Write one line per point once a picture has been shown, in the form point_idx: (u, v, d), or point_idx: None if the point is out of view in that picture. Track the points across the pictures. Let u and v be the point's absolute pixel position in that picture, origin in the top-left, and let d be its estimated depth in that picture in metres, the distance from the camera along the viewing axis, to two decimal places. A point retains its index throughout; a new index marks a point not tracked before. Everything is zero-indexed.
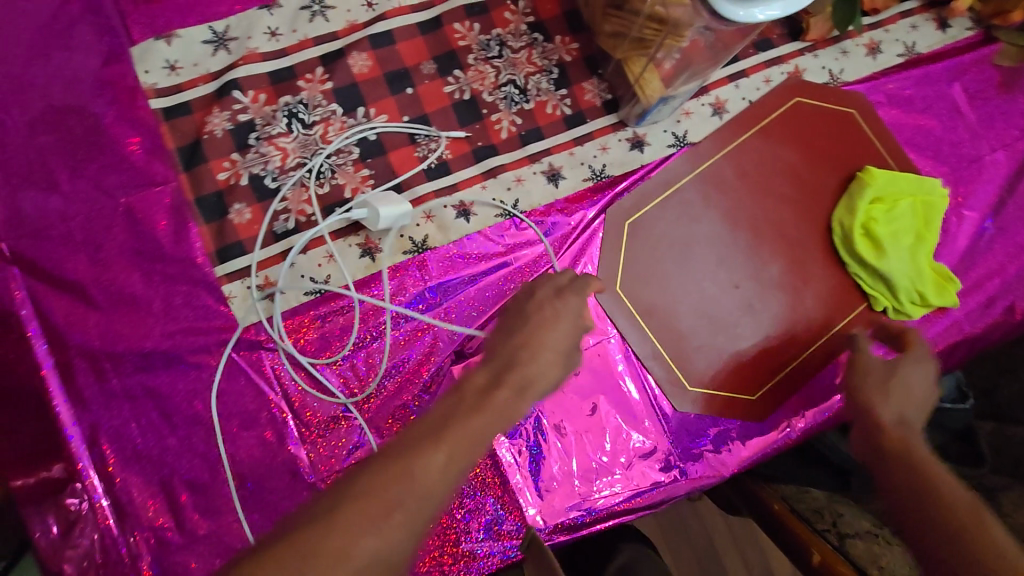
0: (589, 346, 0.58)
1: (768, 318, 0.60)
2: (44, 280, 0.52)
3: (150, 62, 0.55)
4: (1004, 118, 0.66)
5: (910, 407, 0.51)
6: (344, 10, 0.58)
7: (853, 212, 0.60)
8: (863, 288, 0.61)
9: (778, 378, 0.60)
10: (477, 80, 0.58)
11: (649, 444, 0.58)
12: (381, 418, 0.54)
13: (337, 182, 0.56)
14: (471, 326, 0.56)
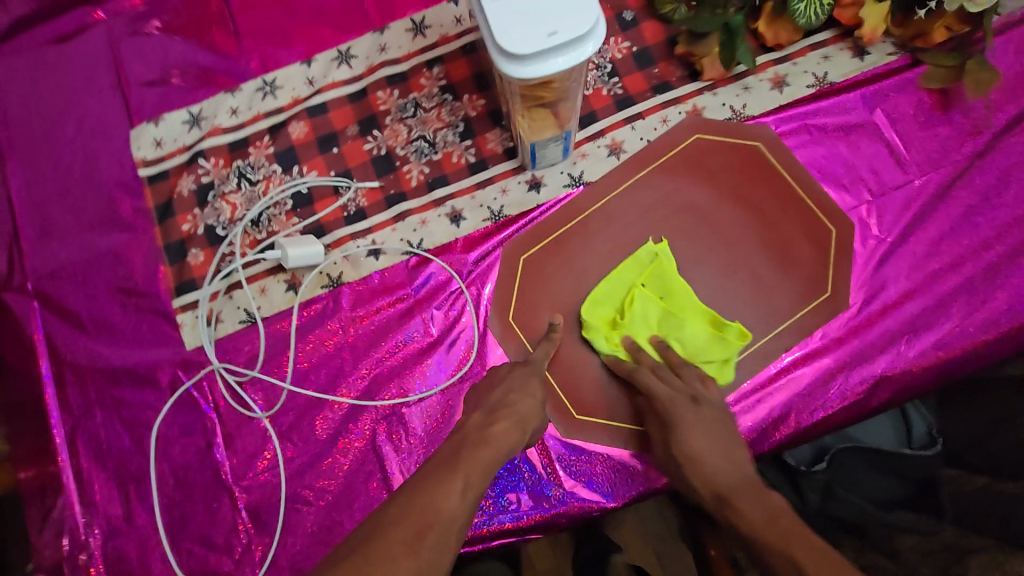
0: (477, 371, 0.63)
1: None
2: (53, 312, 0.67)
3: (143, 140, 0.70)
4: (929, 145, 0.63)
5: (722, 474, 0.49)
6: (291, 88, 0.71)
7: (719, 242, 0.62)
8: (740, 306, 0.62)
9: None
10: (392, 137, 0.68)
11: (534, 468, 0.60)
12: (291, 432, 0.63)
13: (273, 229, 0.67)
14: (371, 352, 0.63)
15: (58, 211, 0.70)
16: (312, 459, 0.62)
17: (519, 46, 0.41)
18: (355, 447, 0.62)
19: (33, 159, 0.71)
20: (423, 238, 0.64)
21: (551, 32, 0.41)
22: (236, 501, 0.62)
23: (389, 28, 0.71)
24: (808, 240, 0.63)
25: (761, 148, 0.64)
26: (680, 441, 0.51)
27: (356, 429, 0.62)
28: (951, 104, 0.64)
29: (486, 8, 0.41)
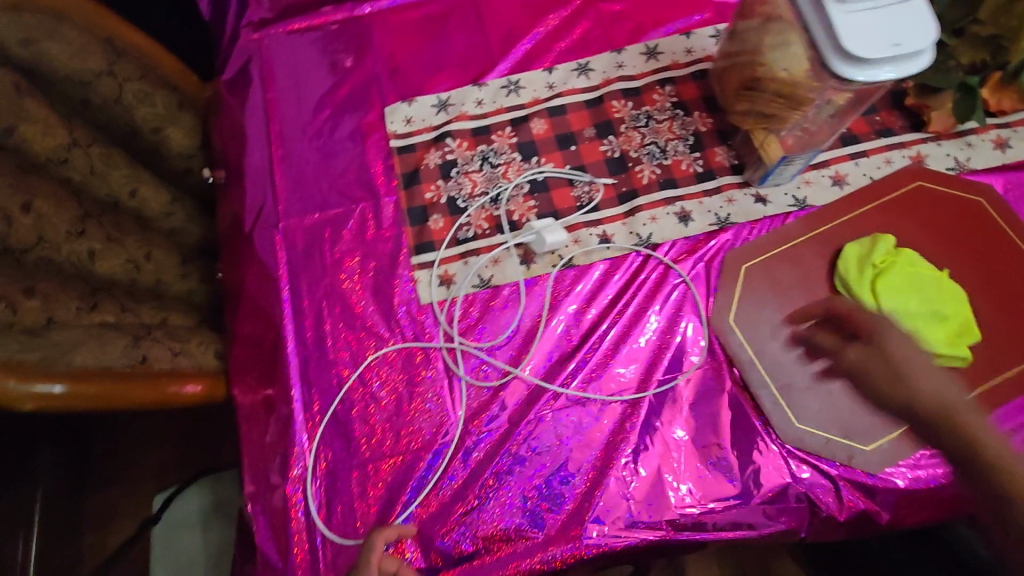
0: (700, 364, 0.63)
1: None
2: (297, 250, 0.72)
3: (396, 117, 0.78)
4: None
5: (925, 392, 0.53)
6: (532, 89, 0.78)
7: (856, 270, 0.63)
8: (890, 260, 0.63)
9: (896, 435, 0.60)
10: (626, 142, 0.73)
11: (755, 463, 0.60)
12: (513, 397, 0.64)
13: (510, 208, 0.72)
14: (596, 331, 0.66)
15: (310, 165, 0.77)
16: (526, 427, 0.62)
17: (873, 53, 0.48)
18: (572, 424, 0.62)
19: (294, 117, 0.80)
20: (653, 232, 0.69)
21: (896, 44, 0.49)
22: (451, 454, 0.62)
23: (626, 50, 0.79)
24: None
25: (982, 203, 0.67)
26: (882, 343, 0.55)
27: (575, 406, 0.63)
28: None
29: (841, 17, 0.49)
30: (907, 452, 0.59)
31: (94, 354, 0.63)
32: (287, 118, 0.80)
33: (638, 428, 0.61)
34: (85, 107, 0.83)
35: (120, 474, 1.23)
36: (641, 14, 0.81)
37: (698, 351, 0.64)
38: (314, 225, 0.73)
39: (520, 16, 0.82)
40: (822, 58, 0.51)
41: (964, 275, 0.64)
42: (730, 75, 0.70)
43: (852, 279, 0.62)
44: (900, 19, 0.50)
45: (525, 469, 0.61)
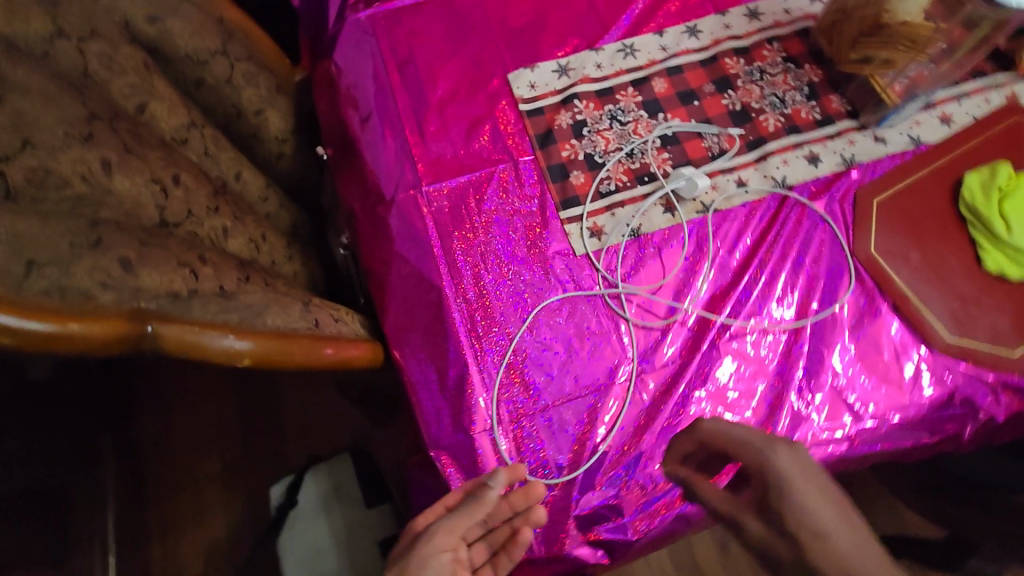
0: (846, 294, 0.68)
1: (1014, 289, 0.68)
2: (444, 210, 0.74)
3: (520, 82, 0.81)
4: None
5: (1018, 299, 0.67)
6: (647, 52, 0.82)
7: (981, 189, 0.69)
8: (1011, 182, 0.69)
9: None
10: (746, 95, 0.78)
11: (904, 383, 0.65)
12: (673, 338, 0.67)
13: (646, 160, 0.75)
14: (737, 275, 0.70)
15: (443, 131, 0.79)
16: (691, 366, 0.66)
17: None
18: (731, 363, 0.66)
19: (417, 86, 0.81)
20: (788, 174, 0.73)
21: None
22: (628, 393, 0.65)
23: (730, 12, 0.83)
24: None
25: None
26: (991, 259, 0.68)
27: (734, 344, 0.67)
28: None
29: None
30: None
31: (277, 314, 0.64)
32: (410, 88, 0.81)
33: (795, 358, 0.66)
34: (198, 87, 0.81)
35: (180, 484, 1.23)
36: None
37: (841, 284, 0.69)
38: (455, 187, 0.75)
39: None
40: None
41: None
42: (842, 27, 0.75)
43: (980, 207, 0.69)
44: None
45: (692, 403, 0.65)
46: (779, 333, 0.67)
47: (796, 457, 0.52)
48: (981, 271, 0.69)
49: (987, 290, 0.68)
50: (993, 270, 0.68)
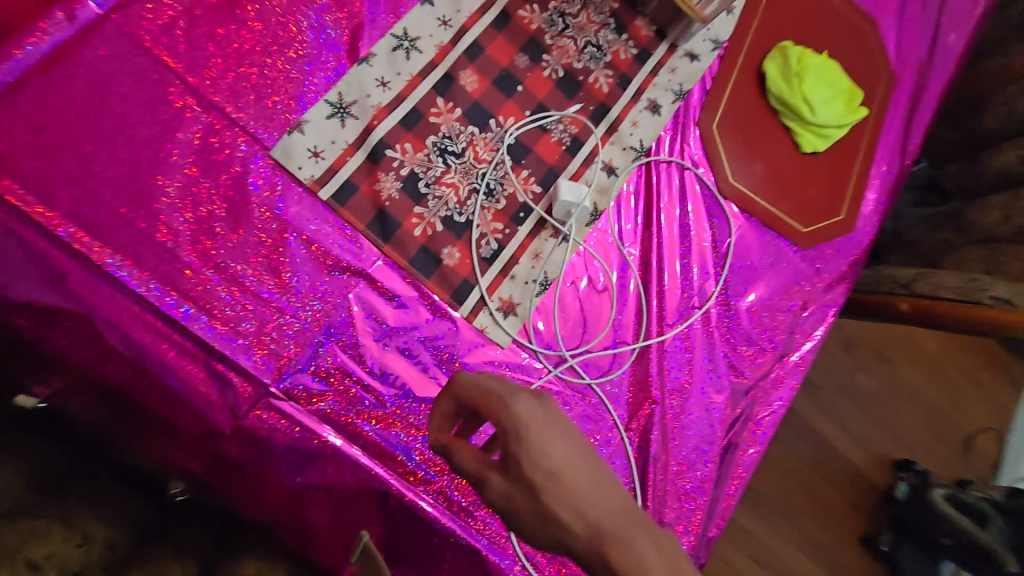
0: (732, 239, 0.70)
1: (827, 158, 0.77)
2: (326, 396, 0.52)
3: (296, 157, 0.54)
4: None
5: (830, 165, 0.77)
6: (429, 36, 0.60)
7: (778, 74, 0.74)
8: (797, 59, 0.74)
9: (852, 194, 0.78)
10: (564, 55, 0.65)
11: (794, 290, 0.73)
12: (635, 370, 0.64)
13: (509, 192, 0.61)
14: (649, 273, 0.65)
15: (240, 284, 0.52)
16: (662, 389, 0.64)
17: None
18: (686, 364, 0.65)
19: (145, 235, 0.50)
20: (642, 137, 0.67)
21: None
22: (629, 453, 0.62)
23: None
24: (865, 46, 0.82)
25: None
26: (805, 140, 0.75)
27: (681, 344, 0.66)
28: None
29: None
30: (860, 201, 0.78)
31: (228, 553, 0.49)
32: (138, 241, 0.50)
33: (723, 324, 0.68)
34: None
35: None
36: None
37: (726, 231, 0.70)
38: (316, 357, 0.52)
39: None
40: None
41: (836, 48, 0.79)
42: None
43: (787, 96, 0.73)
44: None
45: (678, 423, 0.64)
46: (708, 310, 0.67)
47: (529, 421, 0.40)
48: (802, 155, 0.76)
49: (812, 167, 0.76)
50: (810, 150, 0.75)
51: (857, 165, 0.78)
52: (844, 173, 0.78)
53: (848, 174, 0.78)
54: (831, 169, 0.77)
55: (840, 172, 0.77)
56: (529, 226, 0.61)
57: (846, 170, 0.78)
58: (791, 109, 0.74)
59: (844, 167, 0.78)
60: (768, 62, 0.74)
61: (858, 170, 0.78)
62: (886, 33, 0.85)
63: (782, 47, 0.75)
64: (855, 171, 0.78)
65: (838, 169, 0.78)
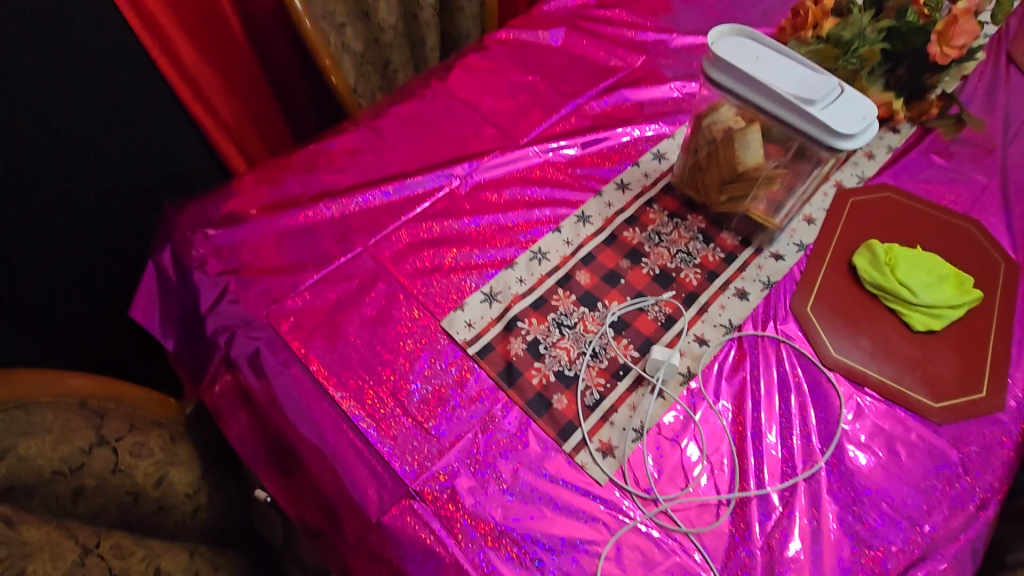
0: (838, 406, 0.71)
1: (947, 336, 0.77)
2: (448, 503, 0.64)
3: (457, 325, 0.78)
4: (974, 161, 0.97)
5: (953, 342, 0.77)
6: (556, 251, 0.86)
7: (868, 263, 0.82)
8: (885, 251, 0.83)
9: (989, 372, 0.74)
10: (659, 258, 0.85)
11: (932, 468, 0.68)
12: (737, 527, 0.64)
13: (612, 355, 0.75)
14: (748, 432, 0.70)
15: (404, 409, 0.71)
16: (767, 553, 0.62)
17: (854, 127, 0.67)
18: (795, 529, 0.64)
19: (352, 371, 0.74)
20: (732, 316, 0.79)
21: (864, 117, 0.68)
22: None
23: (604, 191, 0.93)
24: (972, 239, 0.87)
25: (895, 192, 0.93)
26: (914, 319, 0.78)
27: (787, 506, 0.65)
28: (965, 137, 1.01)
29: (818, 112, 0.68)
30: (1004, 380, 0.74)
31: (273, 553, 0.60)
32: (348, 374, 0.74)
33: (839, 491, 0.66)
34: (77, 500, 0.66)
35: None
36: (596, 158, 0.98)
37: (831, 398, 0.72)
38: (448, 468, 0.66)
39: (504, 193, 0.93)
40: (818, 140, 0.69)
41: (929, 244, 0.86)
42: (703, 178, 0.87)
43: (882, 282, 0.80)
44: (848, 107, 0.69)
45: None
46: (816, 475, 0.67)
47: None
48: (913, 333, 0.77)
49: (929, 345, 0.76)
50: (923, 328, 0.77)
51: (986, 343, 0.77)
52: (972, 350, 0.76)
53: (979, 352, 0.76)
54: (955, 346, 0.76)
55: (967, 350, 0.76)
56: (628, 381, 0.73)
57: (974, 349, 0.76)
58: (887, 293, 0.79)
59: (971, 345, 0.76)
60: (857, 255, 0.84)
61: (989, 348, 0.76)
62: (992, 228, 0.89)
63: (868, 243, 0.85)
64: (985, 349, 0.76)
65: (964, 347, 0.76)
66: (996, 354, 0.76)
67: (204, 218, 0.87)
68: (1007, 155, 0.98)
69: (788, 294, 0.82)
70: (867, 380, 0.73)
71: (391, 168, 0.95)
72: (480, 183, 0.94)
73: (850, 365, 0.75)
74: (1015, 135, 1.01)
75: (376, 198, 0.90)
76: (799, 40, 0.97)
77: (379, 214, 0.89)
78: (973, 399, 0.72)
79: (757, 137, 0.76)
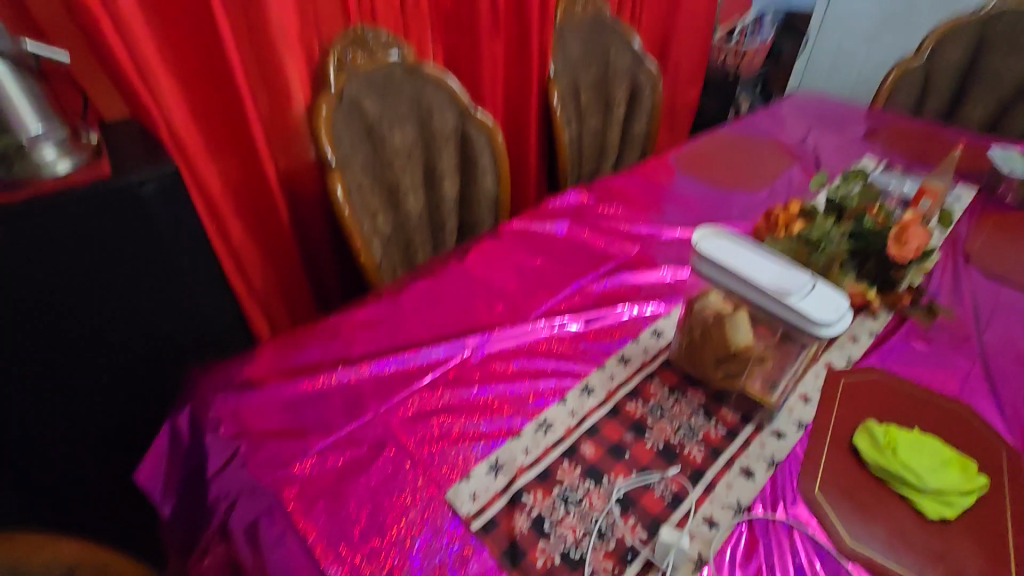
0: None
1: (964, 525, 0.75)
2: None
3: (461, 497, 0.77)
4: (953, 346, 1.04)
5: (972, 532, 0.74)
6: (561, 421, 0.88)
7: (868, 446, 0.83)
8: (882, 433, 0.84)
9: (1016, 569, 0.71)
10: (663, 431, 0.87)
11: None
12: None
13: (619, 535, 0.73)
14: None
15: None
16: None
17: (830, 317, 0.74)
18: None
19: (350, 545, 0.72)
20: (740, 496, 0.78)
21: (837, 309, 0.76)
22: None
23: (606, 364, 0.98)
24: (968, 422, 0.89)
25: (883, 373, 0.98)
26: (924, 506, 0.76)
27: None
28: (940, 323, 1.09)
29: (797, 303, 0.76)
30: None
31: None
32: (347, 549, 0.71)
33: None
34: None
35: None
36: (598, 333, 1.06)
37: None
38: None
39: (512, 363, 0.98)
40: (801, 327, 0.76)
41: (925, 426, 0.88)
42: (698, 354, 0.94)
43: (884, 464, 0.80)
44: (822, 300, 0.77)
45: None
46: None
47: None
48: (926, 521, 0.76)
49: (947, 535, 0.74)
50: (936, 516, 0.75)
51: (1006, 534, 0.74)
52: (993, 542, 0.73)
53: (1000, 544, 0.73)
54: (974, 535, 0.74)
55: (988, 542, 0.73)
56: (637, 567, 0.70)
57: (994, 540, 0.73)
58: (892, 477, 0.80)
59: (990, 536, 0.74)
60: (857, 436, 0.86)
61: (1010, 540, 0.74)
62: (984, 411, 0.92)
63: (864, 425, 0.87)
64: (1006, 540, 0.73)
65: (984, 537, 0.74)
66: (1018, 548, 0.73)
67: (225, 380, 0.92)
68: (982, 341, 1.05)
69: (794, 474, 0.82)
70: (888, 574, 0.70)
71: (407, 337, 1.02)
72: (490, 354, 1.00)
73: (867, 556, 0.72)
74: (985, 323, 1.09)
75: (391, 365, 0.96)
76: (773, 238, 1.11)
77: (393, 380, 0.94)
78: None
79: (745, 320, 0.84)
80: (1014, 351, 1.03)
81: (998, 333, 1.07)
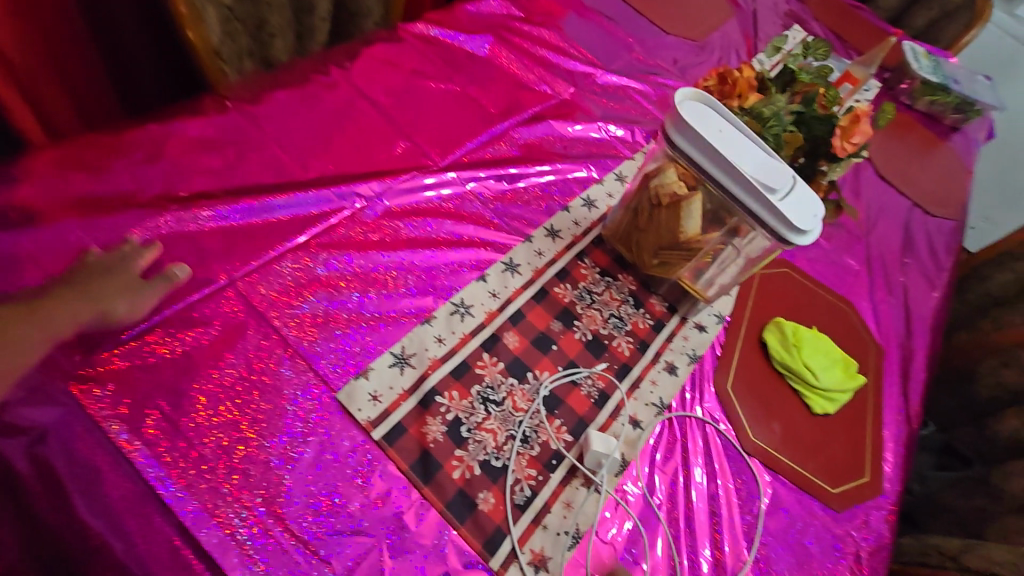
0: (757, 496, 0.71)
1: (839, 419, 0.82)
2: None
3: (358, 399, 0.61)
4: (847, 245, 1.08)
5: (844, 425, 0.81)
6: (480, 304, 0.74)
7: (777, 344, 0.84)
8: (791, 332, 0.85)
9: (871, 456, 0.80)
10: (592, 322, 0.78)
11: (832, 556, 0.71)
12: None
13: (543, 439, 0.65)
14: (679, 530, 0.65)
15: (285, 525, 0.53)
16: None
17: (809, 225, 0.65)
18: None
19: (205, 465, 0.53)
20: (662, 393, 0.75)
21: (815, 215, 0.66)
22: None
23: (533, 236, 0.83)
24: (851, 321, 0.95)
25: (792, 268, 0.98)
26: (815, 402, 0.81)
27: None
28: (841, 221, 1.11)
29: (779, 204, 0.64)
30: (881, 463, 0.80)
31: (61, 319, 0.54)
32: (201, 473, 0.52)
33: None
34: None
35: None
36: (523, 195, 0.88)
37: (751, 488, 0.71)
38: None
39: (421, 225, 0.77)
40: (773, 231, 0.66)
41: (821, 325, 0.92)
42: (638, 238, 0.82)
43: (789, 363, 0.82)
44: (802, 202, 0.66)
45: None
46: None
47: None
48: (814, 416, 0.80)
49: (826, 428, 0.80)
50: (821, 412, 0.80)
51: (868, 426, 0.83)
52: (857, 433, 0.81)
53: (862, 435, 0.81)
54: (845, 428, 0.81)
55: (854, 434, 0.81)
56: (562, 473, 0.64)
57: (858, 432, 0.81)
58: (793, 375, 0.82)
59: (856, 428, 0.82)
60: (768, 333, 0.85)
61: (869, 431, 0.82)
62: (863, 311, 0.99)
63: (774, 321, 0.87)
64: (867, 432, 0.82)
65: (852, 430, 0.81)
66: (875, 438, 0.82)
67: None
68: (868, 242, 1.11)
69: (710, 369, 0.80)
70: (780, 467, 0.74)
71: (271, 172, 0.73)
72: (392, 209, 0.77)
73: (766, 450, 0.75)
74: (872, 225, 1.14)
75: (252, 213, 0.69)
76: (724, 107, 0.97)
77: (254, 234, 0.68)
78: (860, 483, 0.77)
79: (699, 207, 0.72)
80: (889, 255, 1.11)
81: (880, 236, 1.13)
